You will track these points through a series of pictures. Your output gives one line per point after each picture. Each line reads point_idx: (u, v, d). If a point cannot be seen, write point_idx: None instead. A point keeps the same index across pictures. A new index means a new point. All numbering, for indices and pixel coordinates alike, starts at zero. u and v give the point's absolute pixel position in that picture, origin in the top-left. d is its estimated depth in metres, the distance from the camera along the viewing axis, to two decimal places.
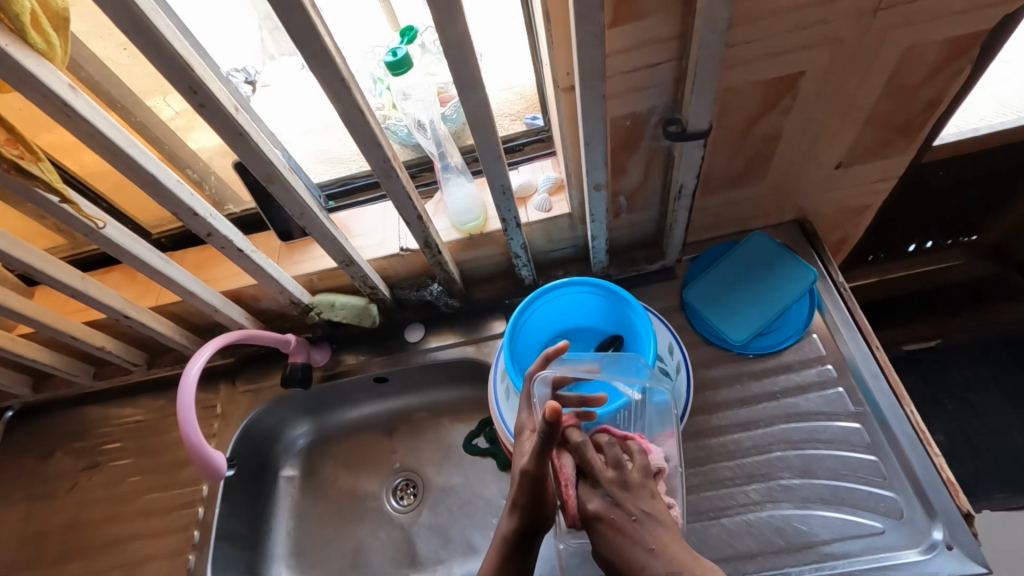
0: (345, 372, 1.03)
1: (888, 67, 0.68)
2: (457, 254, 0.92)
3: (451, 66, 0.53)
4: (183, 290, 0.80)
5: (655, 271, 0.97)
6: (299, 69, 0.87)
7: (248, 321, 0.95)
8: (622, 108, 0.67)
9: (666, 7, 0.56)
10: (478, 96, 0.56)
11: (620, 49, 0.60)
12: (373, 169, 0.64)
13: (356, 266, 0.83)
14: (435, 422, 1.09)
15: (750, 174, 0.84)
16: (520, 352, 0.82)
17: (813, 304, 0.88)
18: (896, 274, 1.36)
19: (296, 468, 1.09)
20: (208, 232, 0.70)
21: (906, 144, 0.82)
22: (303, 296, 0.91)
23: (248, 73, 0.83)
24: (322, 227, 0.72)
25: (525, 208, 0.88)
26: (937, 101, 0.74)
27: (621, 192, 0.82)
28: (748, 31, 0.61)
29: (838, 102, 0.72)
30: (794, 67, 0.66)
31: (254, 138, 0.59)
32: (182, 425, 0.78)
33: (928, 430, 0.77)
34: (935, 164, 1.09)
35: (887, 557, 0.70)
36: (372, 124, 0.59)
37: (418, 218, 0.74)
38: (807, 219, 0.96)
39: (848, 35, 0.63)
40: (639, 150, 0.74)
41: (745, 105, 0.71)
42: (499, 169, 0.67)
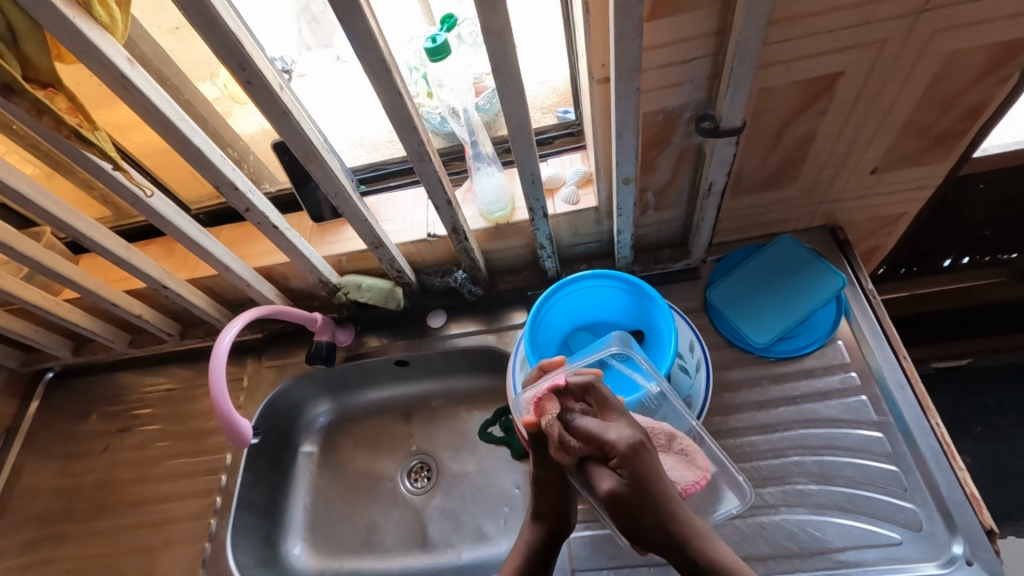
0: (367, 353, 1.05)
1: (931, 72, 0.66)
2: (483, 244, 0.93)
3: (490, 52, 0.54)
4: (218, 264, 0.83)
5: (680, 270, 0.96)
6: (334, 61, 0.90)
7: (278, 298, 0.98)
8: (656, 103, 0.68)
9: (707, 3, 0.56)
10: (514, 85, 0.57)
11: (658, 43, 0.60)
12: (408, 153, 0.66)
13: (384, 248, 0.84)
14: (452, 409, 1.11)
15: (782, 176, 0.83)
16: (540, 341, 0.83)
17: (839, 310, 0.86)
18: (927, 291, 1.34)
19: (315, 445, 1.12)
20: (246, 207, 0.73)
21: (945, 153, 0.80)
22: (331, 276, 0.93)
23: (286, 63, 0.85)
24: (356, 209, 0.74)
25: (553, 199, 0.89)
26: (980, 110, 0.73)
27: (650, 189, 0.83)
28: (788, 29, 0.60)
29: (878, 106, 0.71)
30: (832, 68, 0.65)
31: (296, 117, 0.61)
32: (214, 395, 0.81)
33: (953, 444, 0.75)
34: (976, 177, 1.06)
35: (903, 568, 0.69)
36: (410, 108, 0.60)
37: (447, 204, 0.75)
38: (839, 225, 0.95)
39: (891, 37, 0.62)
40: (671, 146, 0.75)
41: (781, 105, 0.70)
42: (530, 160, 0.68)
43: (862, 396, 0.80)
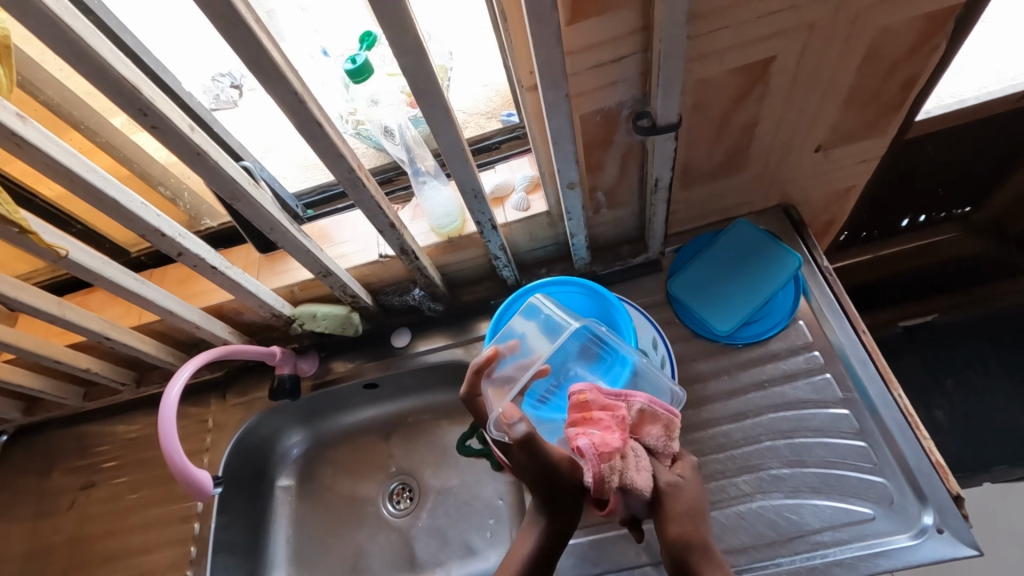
0: (335, 380, 1.03)
1: (862, 48, 0.66)
2: (438, 259, 0.90)
3: (408, 74, 0.51)
4: (161, 310, 0.80)
5: (640, 264, 0.95)
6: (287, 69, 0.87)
7: (233, 336, 0.95)
8: (591, 105, 0.66)
9: (629, 2, 0.55)
10: (439, 103, 0.55)
11: (584, 46, 0.58)
12: (340, 181, 0.63)
13: (334, 276, 0.81)
14: (430, 424, 1.09)
15: (730, 164, 0.82)
16: None
17: (798, 290, 0.87)
18: (893, 250, 1.42)
19: (292, 477, 1.09)
20: (178, 251, 0.69)
21: (887, 124, 0.80)
22: (284, 308, 0.89)
23: (234, 78, 0.86)
24: (297, 242, 0.72)
25: (503, 208, 0.87)
26: (914, 80, 0.73)
27: (600, 188, 0.81)
28: (715, 21, 0.59)
29: (814, 86, 0.71)
30: (763, 54, 0.64)
31: (214, 156, 0.57)
32: (165, 448, 0.77)
33: (917, 414, 0.76)
34: (926, 139, 1.12)
35: (877, 542, 0.70)
36: (333, 136, 0.57)
37: (390, 227, 0.72)
38: (792, 204, 0.95)
39: (817, 20, 0.61)
40: (614, 145, 0.73)
41: (718, 95, 0.69)
42: (468, 173, 0.66)
43: (827, 374, 0.81)
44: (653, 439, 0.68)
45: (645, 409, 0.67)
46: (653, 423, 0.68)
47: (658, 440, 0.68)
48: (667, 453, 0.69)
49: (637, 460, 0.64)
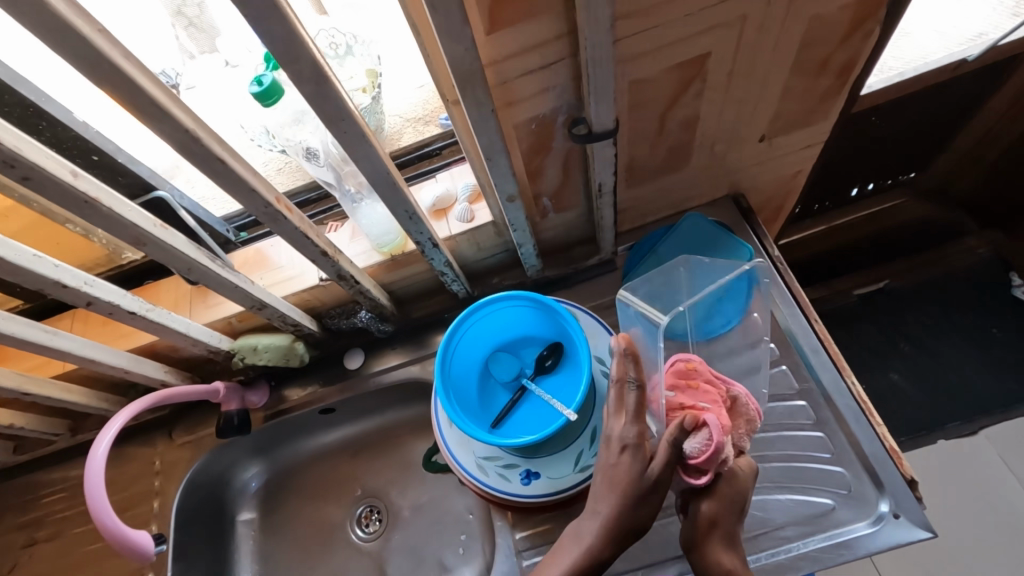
0: (290, 409, 0.98)
1: (795, 38, 0.64)
2: (383, 278, 0.86)
3: (314, 102, 0.47)
4: (82, 359, 0.74)
5: (594, 265, 0.93)
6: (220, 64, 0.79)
7: (170, 375, 0.89)
8: (524, 113, 0.62)
9: (550, 6, 0.51)
10: (354, 129, 0.50)
11: (507, 55, 0.54)
12: (257, 216, 0.58)
13: (270, 307, 0.76)
14: (394, 443, 1.05)
15: (675, 159, 0.80)
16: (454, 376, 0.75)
17: (753, 281, 0.84)
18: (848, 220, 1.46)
19: (253, 510, 1.05)
20: (87, 300, 0.63)
21: (827, 110, 0.79)
22: (221, 342, 0.82)
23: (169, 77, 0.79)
24: (221, 278, 0.66)
25: (446, 220, 0.83)
26: (851, 66, 0.72)
27: (544, 194, 0.78)
28: (644, 20, 0.55)
29: (752, 78, 0.69)
30: (697, 50, 0.62)
31: (107, 203, 0.52)
32: (95, 513, 0.73)
33: (870, 400, 0.77)
34: (867, 112, 1.15)
35: (838, 532, 0.71)
36: (241, 171, 0.52)
37: (323, 255, 0.68)
38: (741, 193, 0.94)
39: (748, 12, 0.59)
40: (553, 151, 0.70)
41: (655, 94, 0.66)
42: (398, 196, 0.61)
43: (783, 365, 0.81)
44: (741, 432, 0.67)
45: (749, 403, 0.68)
46: (745, 418, 0.68)
47: (745, 437, 0.68)
48: (737, 445, 0.68)
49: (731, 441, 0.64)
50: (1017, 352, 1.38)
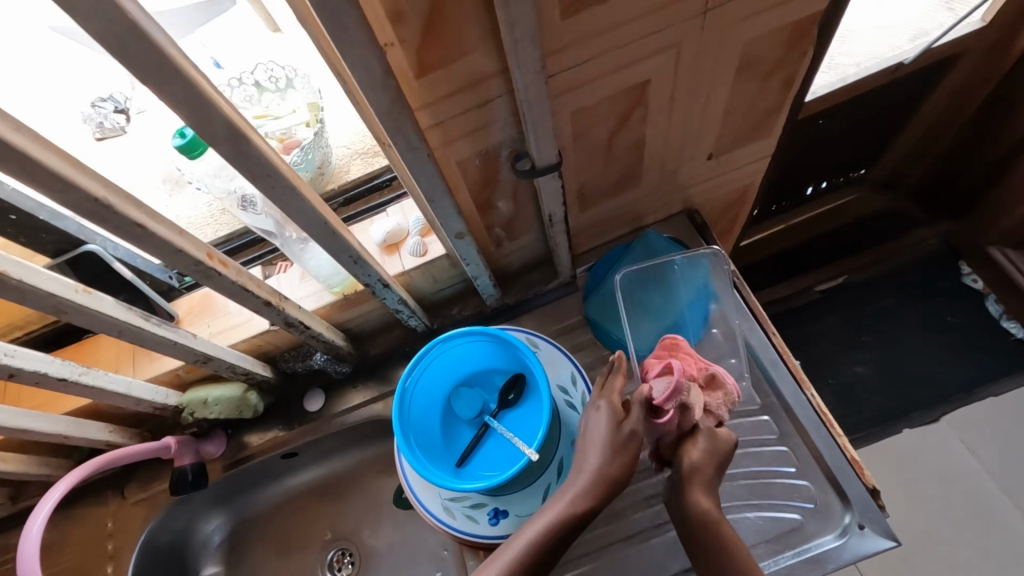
0: (250, 456, 0.94)
1: (733, 62, 0.64)
2: (336, 317, 0.83)
3: (234, 160, 0.44)
4: (12, 430, 0.69)
5: (554, 289, 0.92)
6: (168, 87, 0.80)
7: (115, 434, 0.84)
8: (466, 150, 0.60)
9: (481, 45, 0.49)
10: (282, 183, 0.48)
11: (441, 96, 0.52)
12: (187, 275, 0.55)
13: (216, 360, 0.72)
14: (362, 483, 1.01)
15: (626, 181, 0.80)
16: (413, 420, 0.72)
17: (709, 300, 0.86)
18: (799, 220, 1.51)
19: (218, 565, 1.00)
20: (9, 372, 0.59)
21: (772, 126, 0.80)
22: (168, 398, 0.78)
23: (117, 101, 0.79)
24: (157, 336, 0.63)
25: (398, 255, 0.81)
26: (791, 83, 0.72)
27: (496, 224, 0.76)
28: (579, 52, 0.54)
29: (694, 100, 0.68)
30: (637, 78, 0.61)
31: (16, 275, 0.48)
32: None
33: (829, 410, 0.78)
34: (815, 116, 1.17)
35: (807, 547, 0.71)
36: (164, 232, 0.49)
37: (266, 305, 0.65)
38: (695, 208, 0.94)
39: (683, 40, 0.58)
40: (501, 183, 0.68)
41: (598, 122, 0.65)
42: (340, 243, 0.59)
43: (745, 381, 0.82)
44: (719, 403, 0.66)
45: (727, 375, 0.67)
46: (725, 392, 0.66)
47: (723, 409, 0.66)
48: (714, 415, 0.66)
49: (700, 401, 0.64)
50: (972, 338, 1.43)
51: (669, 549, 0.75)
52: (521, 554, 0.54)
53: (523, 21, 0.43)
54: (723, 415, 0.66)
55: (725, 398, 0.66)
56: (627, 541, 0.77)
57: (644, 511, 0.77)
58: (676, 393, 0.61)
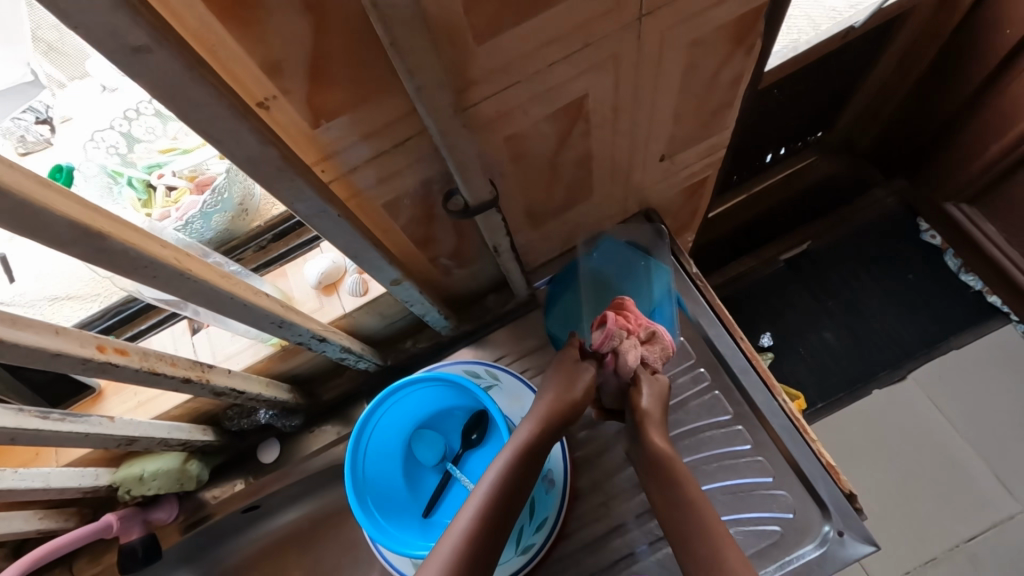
0: (209, 515, 0.88)
1: (678, 65, 0.59)
2: (278, 369, 0.76)
3: (96, 259, 0.37)
4: None
5: (513, 310, 0.86)
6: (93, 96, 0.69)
7: (46, 520, 0.76)
8: (392, 192, 0.53)
9: (386, 84, 0.42)
10: (166, 270, 0.41)
11: (349, 144, 0.45)
12: (77, 374, 0.47)
13: (142, 439, 0.65)
14: (333, 526, 0.96)
15: (575, 194, 0.74)
16: (367, 471, 0.67)
17: (676, 307, 0.82)
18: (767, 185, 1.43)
19: None
20: None
21: (725, 121, 0.75)
22: (98, 478, 0.71)
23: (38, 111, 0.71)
24: (61, 434, 0.56)
25: (338, 296, 0.74)
26: (741, 77, 0.67)
27: (441, 255, 0.70)
28: (502, 79, 0.47)
29: (640, 107, 0.63)
30: (573, 94, 0.55)
31: None
32: None
33: (802, 415, 0.76)
34: (771, 86, 1.12)
35: (789, 559, 0.70)
36: (32, 339, 0.42)
37: (184, 382, 0.58)
38: (652, 208, 0.87)
39: (620, 51, 0.52)
40: (438, 218, 0.62)
41: (536, 144, 0.59)
42: (256, 311, 0.52)
43: (715, 391, 0.79)
44: (655, 355, 0.70)
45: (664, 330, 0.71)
46: (662, 344, 0.71)
47: (658, 360, 0.71)
48: (651, 363, 0.70)
49: (636, 351, 0.68)
50: (936, 296, 1.44)
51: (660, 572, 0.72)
52: (492, 490, 0.57)
53: (424, 66, 0.37)
54: (658, 362, 0.71)
55: (660, 347, 0.71)
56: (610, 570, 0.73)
57: (625, 536, 0.74)
58: (609, 339, 0.67)
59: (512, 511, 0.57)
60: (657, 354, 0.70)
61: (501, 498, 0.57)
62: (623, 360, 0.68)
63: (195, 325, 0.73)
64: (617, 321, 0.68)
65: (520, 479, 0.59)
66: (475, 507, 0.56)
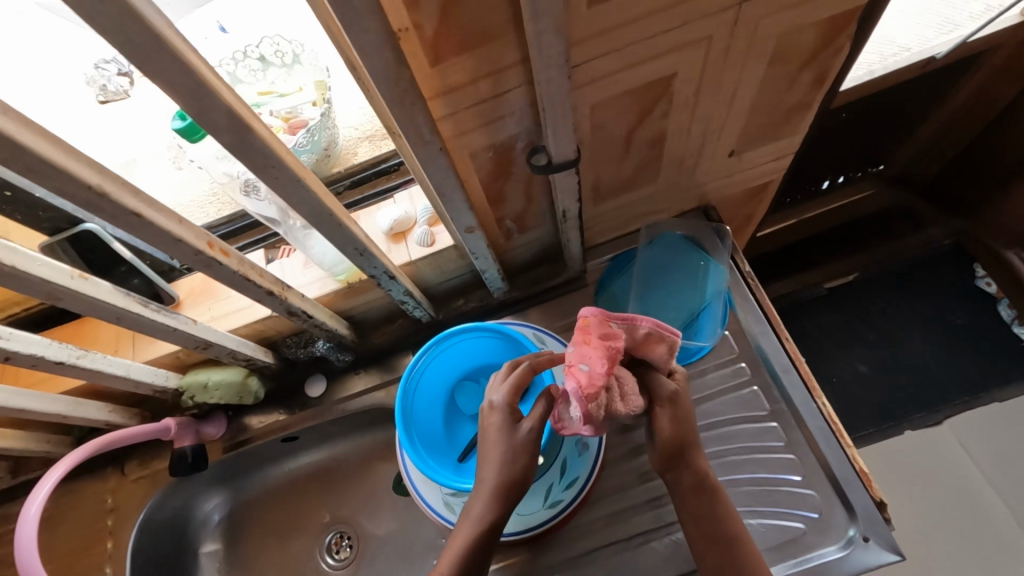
0: (251, 439, 0.93)
1: (765, 56, 0.61)
2: (339, 305, 0.81)
3: (235, 150, 0.42)
4: (9, 410, 0.68)
5: (562, 284, 0.90)
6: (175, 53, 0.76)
7: (114, 414, 0.83)
8: (481, 141, 0.57)
9: (502, 31, 0.46)
10: (286, 175, 0.46)
11: (455, 86, 0.50)
12: (187, 265, 0.53)
13: (217, 346, 0.71)
14: (360, 469, 1.00)
15: (641, 176, 0.77)
16: (418, 412, 0.72)
17: (725, 305, 0.84)
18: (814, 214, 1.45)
19: (217, 541, 1.00)
20: (5, 355, 0.57)
21: (798, 123, 0.76)
22: (168, 380, 0.77)
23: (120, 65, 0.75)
24: (156, 324, 0.61)
25: (405, 244, 0.79)
26: (822, 80, 0.69)
27: (506, 217, 0.74)
28: (602, 44, 0.51)
29: (720, 94, 0.65)
30: (662, 72, 0.58)
31: (10, 262, 0.46)
32: (21, 569, 0.68)
33: (840, 420, 0.76)
34: (839, 109, 1.13)
35: (809, 557, 0.70)
36: (162, 220, 0.47)
37: (268, 294, 0.63)
38: (711, 204, 0.90)
39: (714, 33, 0.55)
40: (513, 176, 0.65)
41: (618, 116, 0.62)
42: (346, 235, 0.57)
43: (754, 387, 0.80)
44: (660, 358, 0.62)
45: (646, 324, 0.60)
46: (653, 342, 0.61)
47: (665, 355, 0.62)
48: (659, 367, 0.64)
49: (625, 389, 0.60)
50: (984, 343, 1.40)
51: (673, 552, 0.74)
52: (493, 490, 0.62)
53: (548, 13, 0.40)
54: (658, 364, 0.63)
55: (652, 350, 0.62)
56: (624, 543, 0.75)
57: (645, 514, 0.76)
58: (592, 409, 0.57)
59: (511, 499, 0.62)
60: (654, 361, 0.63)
61: (503, 498, 0.62)
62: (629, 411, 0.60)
63: (269, 256, 0.79)
64: (595, 397, 0.57)
65: (516, 479, 0.62)
66: (481, 507, 0.62)
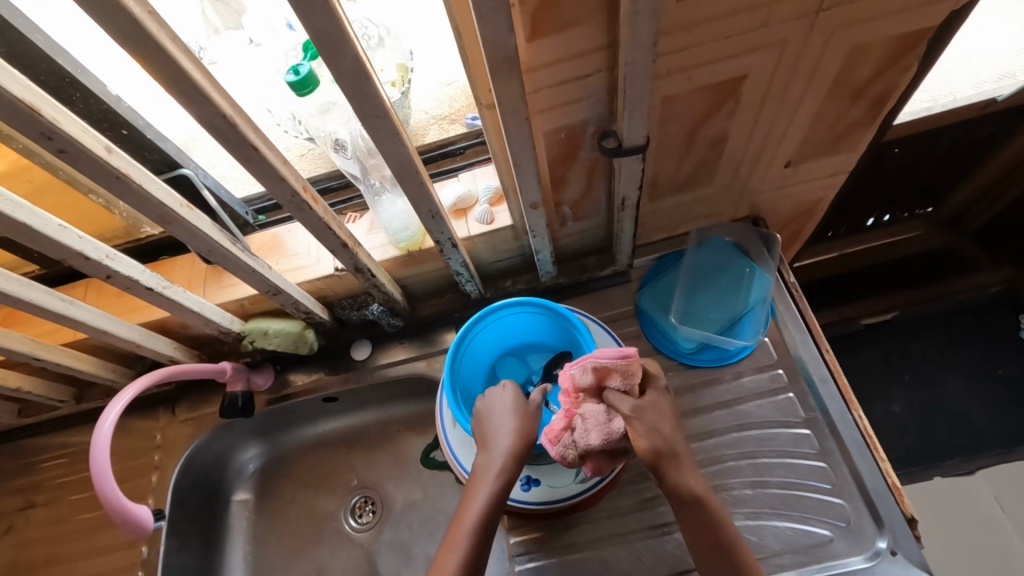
0: (294, 394, 0.98)
1: (834, 68, 0.64)
2: (397, 272, 0.86)
3: (350, 96, 0.47)
4: (94, 330, 0.74)
5: (607, 277, 0.93)
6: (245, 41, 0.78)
7: (177, 352, 0.89)
8: (557, 122, 0.62)
9: (596, 16, 0.50)
10: (388, 126, 0.51)
11: (544, 63, 0.54)
12: (283, 205, 0.58)
13: (285, 294, 0.76)
14: (392, 437, 1.04)
15: (698, 177, 0.80)
16: (461, 376, 0.77)
17: (767, 312, 0.86)
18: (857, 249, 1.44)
19: (249, 491, 1.04)
20: (107, 273, 0.63)
21: (857, 140, 0.78)
22: (232, 324, 0.83)
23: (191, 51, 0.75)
24: (241, 262, 0.67)
25: (465, 220, 0.83)
26: (886, 98, 0.71)
27: (565, 203, 0.78)
28: (683, 38, 0.55)
29: (786, 101, 0.68)
30: (734, 72, 0.61)
31: (137, 180, 0.52)
32: (96, 479, 0.72)
33: (875, 434, 0.77)
34: (893, 144, 1.12)
35: (834, 564, 0.71)
36: (272, 158, 0.52)
37: (342, 246, 0.68)
38: (761, 215, 0.92)
39: (789, 38, 0.58)
40: (580, 161, 0.69)
41: (687, 112, 0.66)
42: (424, 194, 0.62)
43: (790, 393, 0.81)
44: (609, 384, 0.64)
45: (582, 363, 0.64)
46: (595, 374, 0.64)
47: (614, 379, 0.64)
48: (620, 389, 0.64)
49: (588, 425, 0.64)
50: None
51: None
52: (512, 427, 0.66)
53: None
54: (610, 388, 0.64)
55: (601, 379, 0.64)
56: (648, 530, 0.76)
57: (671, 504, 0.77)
58: (570, 452, 0.65)
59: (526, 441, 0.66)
60: (609, 388, 0.65)
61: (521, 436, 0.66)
62: (602, 443, 0.63)
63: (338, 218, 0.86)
64: (556, 442, 0.65)
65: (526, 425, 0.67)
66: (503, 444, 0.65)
